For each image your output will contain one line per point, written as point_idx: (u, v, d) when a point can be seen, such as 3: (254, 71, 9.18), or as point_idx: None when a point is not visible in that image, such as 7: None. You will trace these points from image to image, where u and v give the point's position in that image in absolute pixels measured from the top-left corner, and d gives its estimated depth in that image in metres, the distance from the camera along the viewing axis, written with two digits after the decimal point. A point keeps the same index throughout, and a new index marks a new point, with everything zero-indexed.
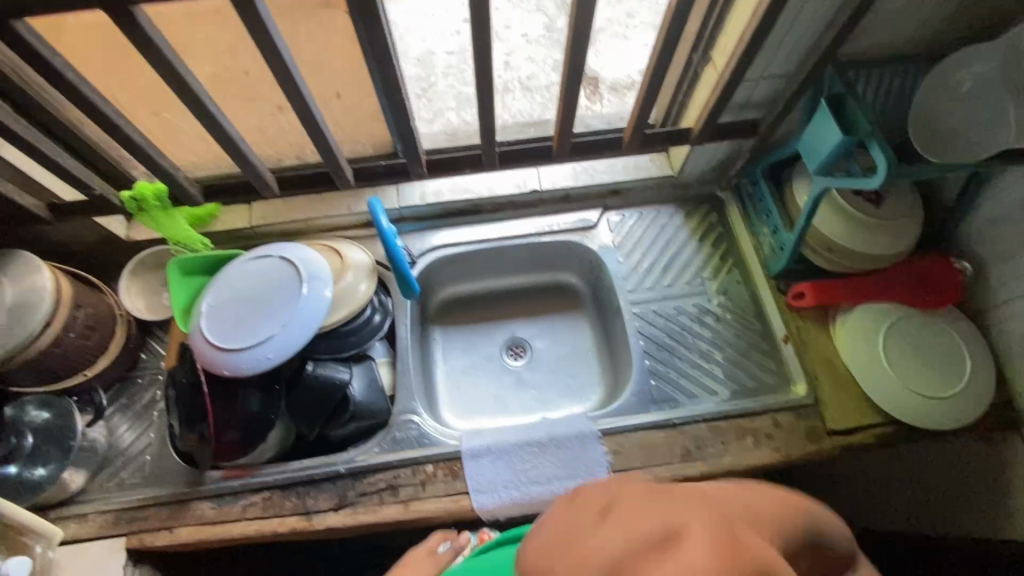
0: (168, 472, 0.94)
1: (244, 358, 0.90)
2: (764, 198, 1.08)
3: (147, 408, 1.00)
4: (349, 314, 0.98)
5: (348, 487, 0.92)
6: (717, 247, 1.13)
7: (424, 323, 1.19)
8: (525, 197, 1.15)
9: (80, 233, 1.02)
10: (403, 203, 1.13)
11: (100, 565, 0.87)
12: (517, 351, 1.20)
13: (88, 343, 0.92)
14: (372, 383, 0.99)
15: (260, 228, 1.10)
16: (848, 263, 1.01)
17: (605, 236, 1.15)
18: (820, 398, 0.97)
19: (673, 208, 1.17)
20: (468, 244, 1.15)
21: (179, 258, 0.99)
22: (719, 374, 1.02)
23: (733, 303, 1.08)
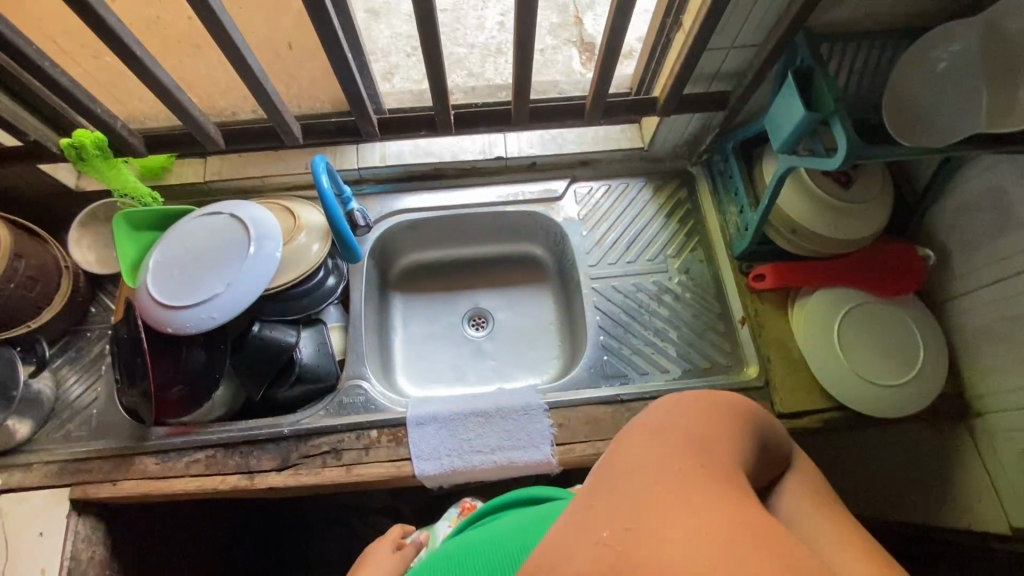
0: (113, 426, 0.94)
1: (188, 315, 0.88)
2: (733, 175, 1.05)
3: (95, 362, 0.99)
4: (300, 275, 0.97)
5: (292, 448, 0.92)
6: (683, 224, 1.11)
7: (384, 288, 1.17)
8: (490, 163, 1.12)
9: (26, 181, 0.99)
10: (362, 163, 1.10)
11: (43, 513, 0.88)
12: (476, 321, 1.19)
13: (29, 295, 0.91)
14: (322, 346, 0.98)
15: (214, 184, 1.07)
16: (811, 246, 0.99)
17: (570, 208, 1.12)
18: (770, 380, 0.97)
19: (642, 182, 1.14)
20: (430, 210, 1.12)
21: (128, 211, 0.96)
22: (673, 352, 1.01)
23: (694, 282, 1.07)
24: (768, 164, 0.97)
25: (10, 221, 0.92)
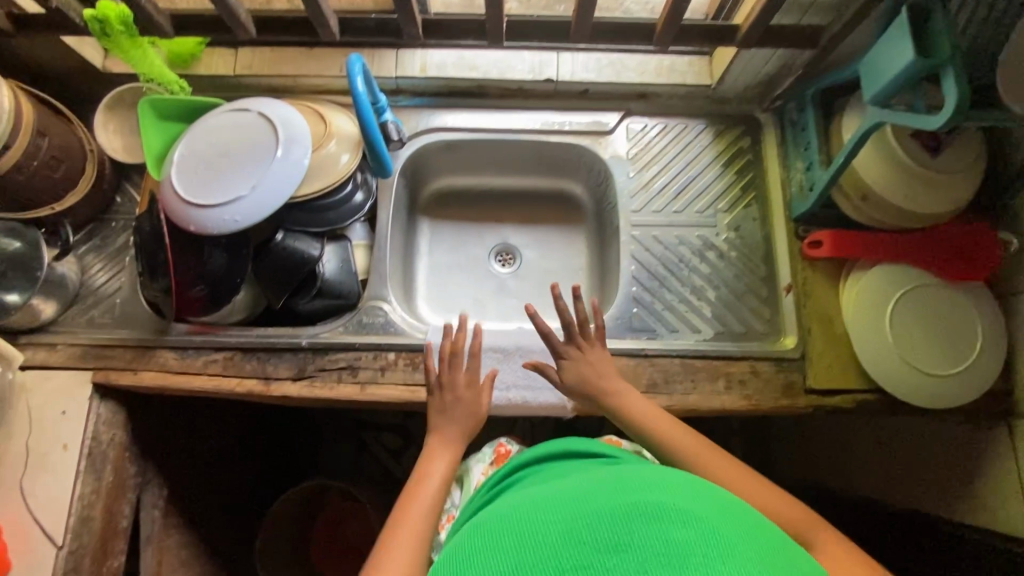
0: (136, 317, 0.94)
1: (211, 216, 0.85)
2: (807, 126, 0.94)
3: (119, 252, 0.98)
4: (328, 185, 0.92)
5: (308, 360, 0.91)
6: (741, 177, 1.02)
7: (412, 211, 1.12)
8: (539, 86, 1.02)
9: (50, 56, 0.93)
10: (400, 72, 1.01)
11: (66, 393, 0.90)
12: (504, 257, 1.14)
13: (53, 176, 0.89)
14: (345, 262, 0.95)
15: (245, 79, 1.01)
16: (880, 216, 0.90)
17: (620, 146, 1.03)
18: (807, 354, 0.91)
19: (702, 125, 1.04)
20: (469, 132, 1.04)
21: (153, 96, 0.91)
22: (708, 312, 0.96)
23: (742, 242, 0.99)
24: (851, 118, 0.86)
25: (33, 94, 0.88)
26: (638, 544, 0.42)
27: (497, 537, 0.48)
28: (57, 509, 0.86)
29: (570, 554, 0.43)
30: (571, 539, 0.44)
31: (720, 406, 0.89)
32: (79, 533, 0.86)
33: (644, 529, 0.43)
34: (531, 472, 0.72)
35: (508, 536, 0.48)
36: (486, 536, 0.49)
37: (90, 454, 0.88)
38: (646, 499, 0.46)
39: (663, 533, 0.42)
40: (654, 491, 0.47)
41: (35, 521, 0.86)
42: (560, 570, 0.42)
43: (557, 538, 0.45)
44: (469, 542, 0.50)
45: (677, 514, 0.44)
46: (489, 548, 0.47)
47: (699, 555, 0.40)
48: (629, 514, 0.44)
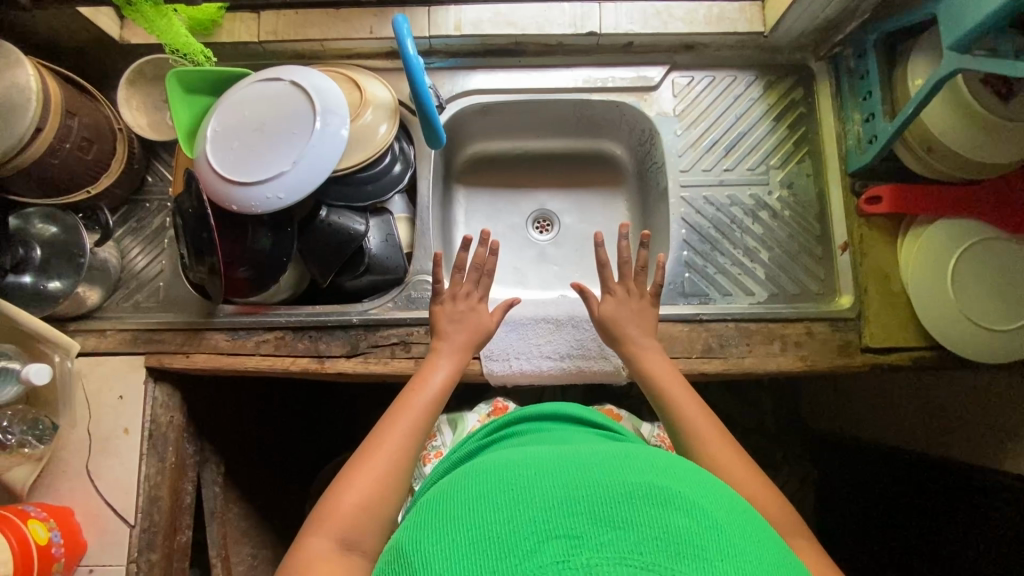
0: (182, 300, 0.94)
1: (253, 195, 0.82)
2: (867, 74, 0.89)
3: (157, 234, 0.96)
4: (368, 157, 0.88)
5: (361, 337, 0.91)
6: (793, 131, 0.98)
7: (447, 179, 1.09)
8: (581, 40, 0.96)
9: (68, 28, 0.88)
10: (433, 31, 0.94)
11: (121, 379, 0.90)
12: (543, 224, 1.11)
13: (85, 158, 0.86)
14: (390, 237, 0.94)
15: (270, 45, 0.95)
16: (943, 168, 0.86)
17: (666, 102, 0.99)
18: (864, 313, 0.90)
19: (751, 77, 0.99)
20: (505, 93, 0.99)
21: (179, 68, 0.87)
22: (760, 274, 0.94)
23: (795, 200, 0.96)
24: (919, 66, 0.82)
25: (56, 72, 0.84)
26: (636, 524, 0.40)
27: (486, 490, 0.46)
28: (124, 490, 0.87)
29: (561, 519, 0.41)
30: (565, 504, 0.42)
31: (776, 368, 0.88)
32: (149, 512, 0.88)
33: (646, 511, 0.41)
34: (526, 434, 0.71)
35: (498, 491, 0.45)
36: (474, 489, 0.47)
37: (151, 437, 0.89)
38: (650, 481, 0.44)
39: (663, 518, 0.40)
40: (659, 473, 0.46)
41: (106, 503, 0.87)
42: (548, 533, 0.40)
43: (549, 500, 0.43)
44: (455, 492, 0.48)
45: (680, 503, 0.42)
46: (478, 501, 0.45)
47: (698, 550, 0.39)
48: (633, 493, 0.42)
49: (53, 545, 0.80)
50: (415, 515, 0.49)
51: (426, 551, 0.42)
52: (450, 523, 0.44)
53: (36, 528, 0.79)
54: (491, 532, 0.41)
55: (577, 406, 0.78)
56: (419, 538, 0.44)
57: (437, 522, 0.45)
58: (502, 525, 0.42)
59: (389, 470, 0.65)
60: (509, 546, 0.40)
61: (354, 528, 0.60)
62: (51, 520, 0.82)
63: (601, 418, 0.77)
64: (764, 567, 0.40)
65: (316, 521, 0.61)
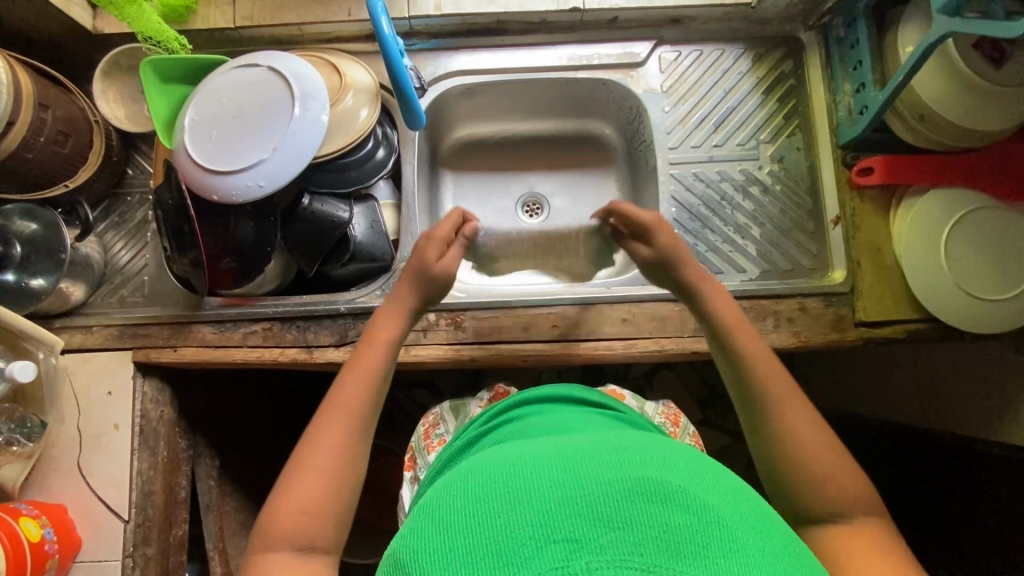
0: (167, 294, 0.93)
1: (233, 184, 0.81)
2: (858, 43, 0.87)
3: (139, 228, 0.95)
4: (349, 142, 0.87)
5: (349, 326, 0.89)
6: (782, 105, 0.96)
7: (434, 164, 1.07)
8: (565, 16, 0.94)
9: (37, 18, 0.86)
10: (413, 11, 0.92)
11: (109, 375, 0.89)
12: (532, 208, 1.10)
13: (62, 152, 0.84)
14: (375, 224, 0.92)
15: (247, 31, 0.93)
16: (936, 137, 0.84)
17: (653, 78, 0.97)
18: (857, 288, 0.88)
19: (739, 50, 0.97)
20: (489, 74, 0.97)
21: (155, 57, 0.85)
22: (752, 251, 0.93)
23: (786, 174, 0.95)
24: (909, 33, 0.80)
25: (28, 64, 0.82)
26: (634, 525, 0.39)
27: (481, 490, 0.45)
28: (116, 487, 0.87)
29: (559, 521, 0.40)
30: (562, 506, 0.41)
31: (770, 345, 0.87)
32: (143, 507, 0.88)
33: (644, 510, 0.40)
34: (524, 417, 0.70)
35: (496, 492, 0.44)
36: (471, 488, 0.46)
37: (141, 432, 0.89)
38: (649, 476, 0.43)
39: (662, 517, 0.40)
40: (658, 467, 0.45)
41: (99, 499, 0.87)
42: (546, 537, 0.39)
43: (546, 502, 0.42)
44: (451, 492, 0.47)
45: (680, 498, 0.41)
46: (474, 501, 0.44)
47: (698, 548, 0.38)
48: (631, 490, 0.42)
49: (46, 541, 0.80)
50: (413, 516, 0.48)
51: (425, 558, 0.41)
52: (447, 527, 0.43)
53: (29, 525, 0.79)
54: (489, 537, 0.41)
55: (579, 386, 0.77)
56: (417, 543, 0.44)
57: (435, 525, 0.44)
58: (500, 529, 0.41)
59: (337, 457, 0.58)
60: (508, 552, 0.39)
61: (306, 527, 0.54)
62: (43, 517, 0.81)
63: (605, 399, 0.76)
64: (768, 558, 0.40)
65: (263, 529, 0.54)
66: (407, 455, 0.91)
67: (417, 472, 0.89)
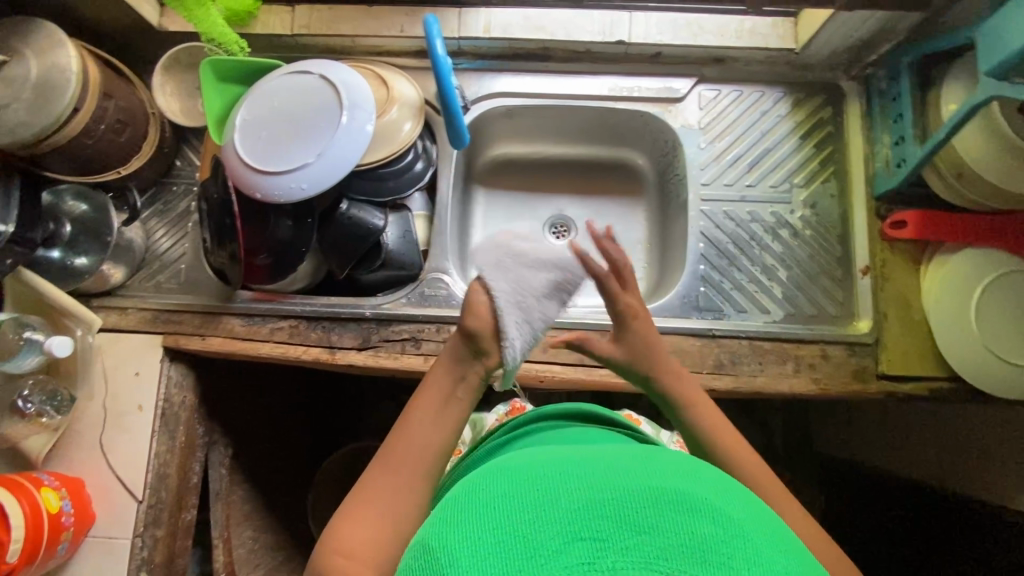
0: (202, 284, 0.95)
1: (278, 184, 0.84)
2: (899, 97, 0.88)
3: (182, 218, 0.98)
4: (390, 154, 0.89)
5: (372, 331, 0.92)
6: (819, 150, 0.96)
7: (468, 180, 1.09)
8: (610, 48, 0.96)
9: (107, 11, 0.91)
10: (463, 32, 0.95)
11: (139, 357, 0.92)
12: (559, 230, 1.11)
13: (119, 140, 0.88)
14: (407, 234, 0.94)
15: (303, 39, 0.97)
16: (976, 197, 0.83)
17: (691, 114, 0.98)
18: (882, 339, 0.88)
19: (780, 93, 0.98)
20: (531, 97, 0.99)
21: (215, 57, 0.89)
22: (778, 293, 0.92)
23: (818, 220, 0.95)
24: (953, 91, 0.80)
25: (96, 55, 0.86)
26: (661, 529, 0.40)
27: (507, 485, 0.45)
28: (135, 466, 0.89)
29: (588, 519, 0.40)
30: (590, 505, 0.41)
31: (788, 390, 0.87)
32: (157, 489, 0.90)
33: (671, 517, 0.40)
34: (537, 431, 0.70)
35: (524, 487, 0.44)
36: (496, 484, 0.46)
37: (163, 415, 0.91)
38: (675, 487, 0.43)
39: (689, 526, 0.40)
40: (683, 479, 0.45)
41: (116, 477, 0.89)
42: (575, 534, 0.40)
43: (575, 500, 0.42)
44: (476, 486, 0.47)
45: (706, 510, 0.42)
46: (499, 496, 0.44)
47: (725, 559, 0.38)
48: (658, 497, 0.42)
49: (64, 513, 0.83)
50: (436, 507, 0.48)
51: (453, 542, 0.41)
52: (474, 517, 0.43)
53: (49, 496, 0.81)
54: (517, 529, 0.40)
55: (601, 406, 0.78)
56: (443, 531, 0.43)
57: (461, 514, 0.44)
58: (527, 521, 0.41)
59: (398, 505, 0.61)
60: (536, 544, 0.39)
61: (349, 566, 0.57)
62: (62, 489, 0.84)
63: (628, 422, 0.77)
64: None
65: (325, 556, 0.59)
66: None
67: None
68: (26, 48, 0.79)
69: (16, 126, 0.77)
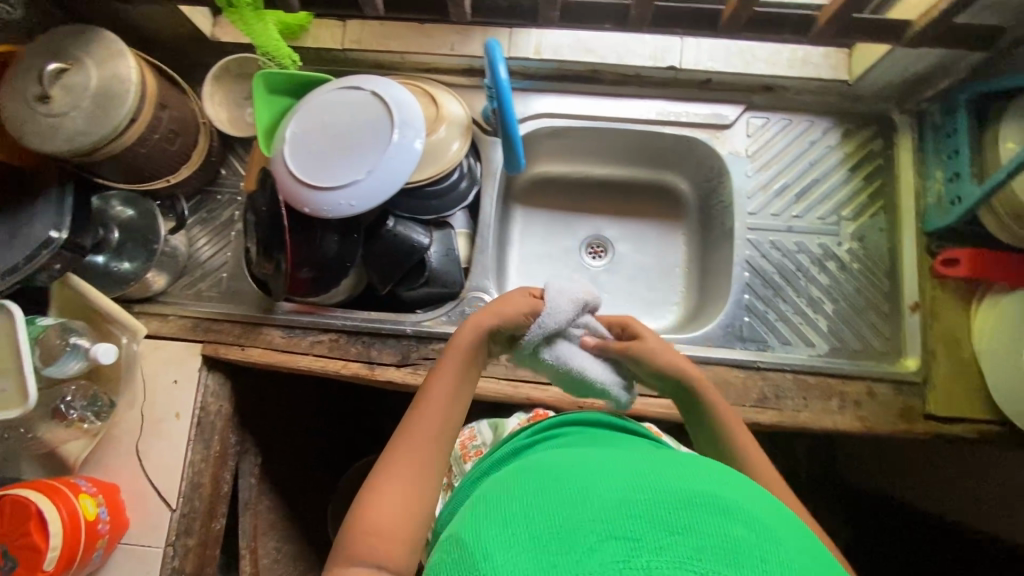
0: (243, 294, 0.96)
1: (327, 200, 0.84)
2: (956, 133, 0.86)
3: (225, 226, 0.99)
4: (436, 174, 0.89)
5: (412, 348, 0.91)
6: (868, 183, 0.95)
7: (507, 197, 1.09)
8: (659, 73, 0.96)
9: (163, 21, 0.91)
10: (514, 52, 0.95)
11: (178, 365, 0.92)
12: (596, 250, 1.10)
13: (170, 149, 0.88)
14: (450, 252, 0.94)
15: (353, 53, 0.97)
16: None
17: (739, 141, 0.97)
18: (930, 378, 0.87)
19: (830, 124, 0.97)
20: (577, 118, 0.99)
21: (269, 71, 0.90)
22: (823, 326, 0.91)
23: (866, 253, 0.93)
24: (1012, 130, 0.78)
25: (153, 64, 0.86)
26: (696, 531, 0.39)
27: (541, 485, 0.45)
28: (170, 475, 0.89)
29: (621, 519, 0.40)
30: (623, 506, 0.41)
31: (833, 426, 0.85)
32: (190, 498, 0.89)
33: (705, 519, 0.40)
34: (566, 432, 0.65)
35: (557, 488, 0.44)
36: (530, 484, 0.46)
37: (199, 423, 0.91)
38: (708, 490, 0.43)
39: (723, 529, 0.39)
40: (715, 483, 0.45)
41: (151, 484, 0.89)
42: (609, 533, 0.39)
43: (607, 501, 0.41)
44: (509, 487, 0.47)
45: (740, 514, 0.41)
46: (533, 495, 0.44)
47: (759, 564, 0.38)
48: (692, 500, 0.41)
49: (100, 521, 0.82)
50: (470, 507, 0.48)
51: (487, 538, 0.41)
52: (507, 515, 0.43)
53: (87, 503, 0.81)
54: (551, 526, 0.40)
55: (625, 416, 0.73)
56: (477, 526, 0.43)
57: (494, 512, 0.44)
58: (561, 519, 0.40)
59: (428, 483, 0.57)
60: (570, 542, 0.39)
61: (381, 547, 0.52)
62: (99, 496, 0.84)
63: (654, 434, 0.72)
64: None
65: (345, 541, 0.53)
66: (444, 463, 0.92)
67: (452, 480, 0.90)
68: (84, 56, 0.79)
69: (74, 135, 0.76)
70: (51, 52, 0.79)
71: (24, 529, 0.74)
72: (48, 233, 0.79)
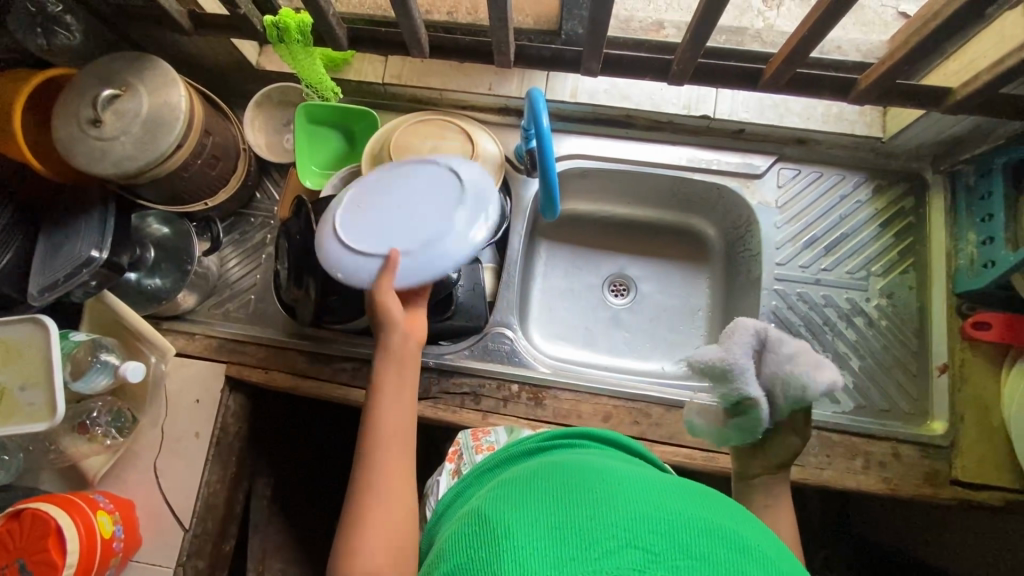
0: (269, 316, 0.97)
1: (360, 266, 0.73)
2: (990, 197, 0.86)
3: (257, 249, 1.01)
4: None
5: (433, 381, 0.91)
6: (899, 241, 0.95)
7: (533, 233, 1.09)
8: (692, 121, 0.97)
9: (212, 50, 0.94)
10: (550, 95, 0.98)
11: (202, 383, 0.93)
12: (618, 289, 1.09)
13: (211, 173, 0.91)
14: (476, 286, 0.95)
15: (392, 88, 1.00)
16: None
17: (769, 192, 0.98)
18: (958, 443, 0.85)
19: (861, 179, 0.97)
20: (607, 160, 1.00)
21: (310, 103, 0.94)
22: (848, 382, 0.90)
23: (894, 310, 0.93)
24: None
25: (200, 91, 0.89)
26: (712, 559, 0.40)
27: (569, 489, 0.47)
28: (185, 495, 0.89)
29: (644, 534, 0.41)
30: (647, 521, 0.43)
31: (857, 487, 0.84)
32: (204, 518, 0.89)
33: (722, 551, 0.41)
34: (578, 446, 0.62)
35: (583, 493, 0.46)
36: (556, 487, 0.48)
37: (218, 443, 0.91)
38: (729, 528, 0.44)
39: (738, 564, 0.41)
40: (735, 523, 0.46)
41: (165, 501, 0.89)
42: (629, 541, 0.41)
43: (631, 512, 0.43)
44: (535, 484, 0.49)
45: (758, 555, 0.42)
46: (560, 497, 0.46)
47: None
48: (712, 530, 0.43)
49: (115, 539, 0.82)
50: (494, 493, 0.51)
51: (510, 522, 0.44)
52: (532, 508, 0.45)
53: (104, 520, 0.81)
54: (576, 526, 0.42)
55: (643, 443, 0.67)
56: (504, 512, 0.46)
57: (523, 504, 0.46)
58: (585, 519, 0.43)
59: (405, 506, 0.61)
60: (589, 538, 0.41)
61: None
62: (116, 512, 0.84)
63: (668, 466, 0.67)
64: None
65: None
66: (452, 446, 0.83)
67: (459, 468, 0.80)
68: (139, 82, 0.81)
69: (122, 160, 0.79)
70: (105, 78, 0.81)
71: (40, 545, 0.73)
72: (90, 252, 0.81)
